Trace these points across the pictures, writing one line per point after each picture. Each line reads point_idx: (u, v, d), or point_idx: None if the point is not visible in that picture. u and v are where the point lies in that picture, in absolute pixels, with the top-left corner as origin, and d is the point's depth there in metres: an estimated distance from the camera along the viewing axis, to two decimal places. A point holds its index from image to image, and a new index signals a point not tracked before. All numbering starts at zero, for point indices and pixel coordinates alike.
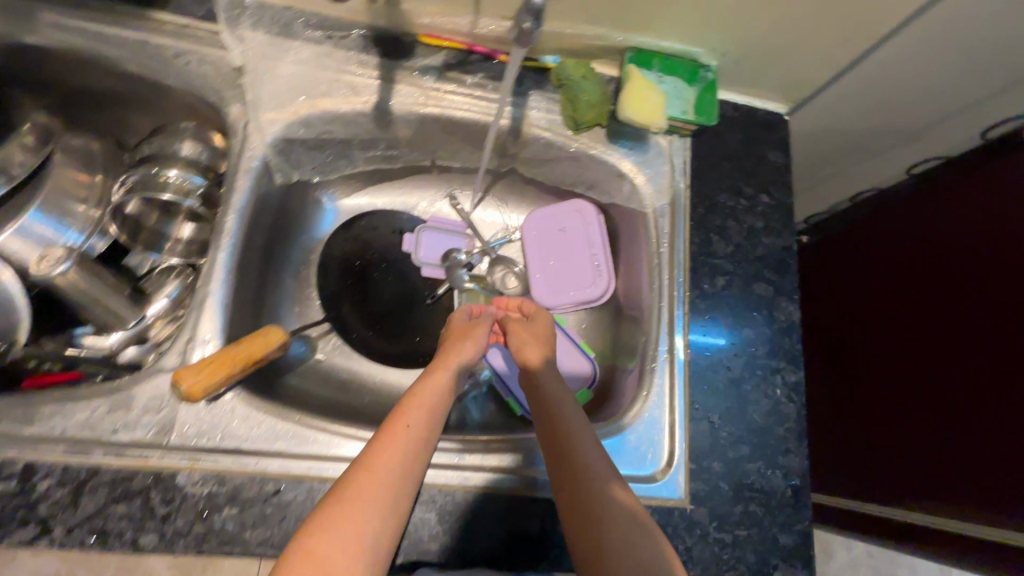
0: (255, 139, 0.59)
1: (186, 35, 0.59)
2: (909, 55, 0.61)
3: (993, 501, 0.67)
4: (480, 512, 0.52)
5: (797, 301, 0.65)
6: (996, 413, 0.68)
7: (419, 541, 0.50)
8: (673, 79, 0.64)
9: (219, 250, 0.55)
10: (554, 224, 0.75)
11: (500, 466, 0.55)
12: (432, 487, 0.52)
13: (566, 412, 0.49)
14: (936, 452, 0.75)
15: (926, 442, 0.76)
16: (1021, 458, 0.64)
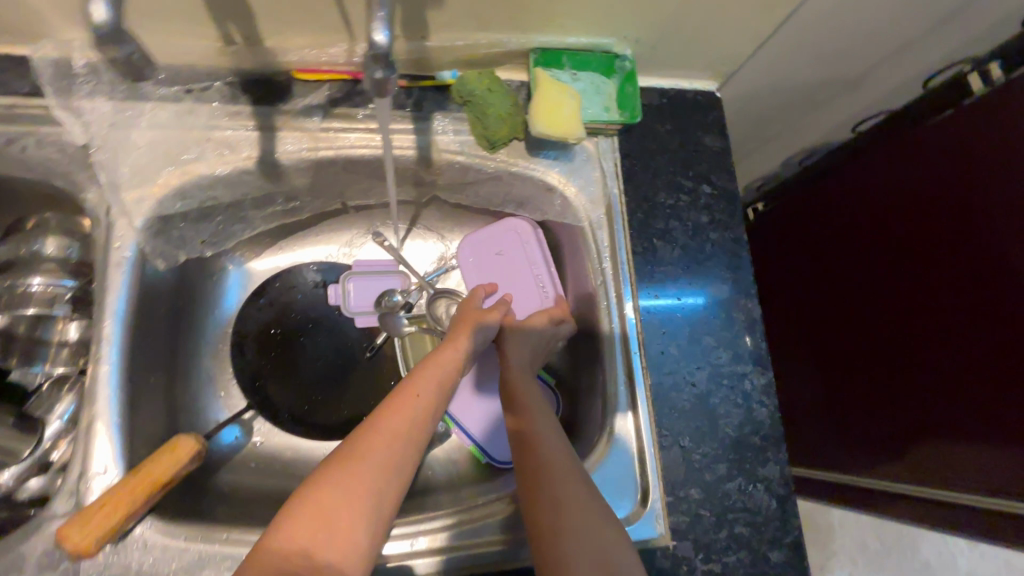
0: (121, 225, 0.51)
1: (13, 117, 0.50)
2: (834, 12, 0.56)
3: (980, 463, 0.65)
4: None
5: (755, 296, 0.60)
6: (973, 377, 0.66)
7: None
8: (588, 74, 0.58)
9: (101, 363, 0.48)
10: (491, 246, 0.68)
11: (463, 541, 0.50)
12: None
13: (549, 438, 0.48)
14: (922, 419, 0.73)
15: (909, 409, 0.75)
16: (1006, 414, 0.62)
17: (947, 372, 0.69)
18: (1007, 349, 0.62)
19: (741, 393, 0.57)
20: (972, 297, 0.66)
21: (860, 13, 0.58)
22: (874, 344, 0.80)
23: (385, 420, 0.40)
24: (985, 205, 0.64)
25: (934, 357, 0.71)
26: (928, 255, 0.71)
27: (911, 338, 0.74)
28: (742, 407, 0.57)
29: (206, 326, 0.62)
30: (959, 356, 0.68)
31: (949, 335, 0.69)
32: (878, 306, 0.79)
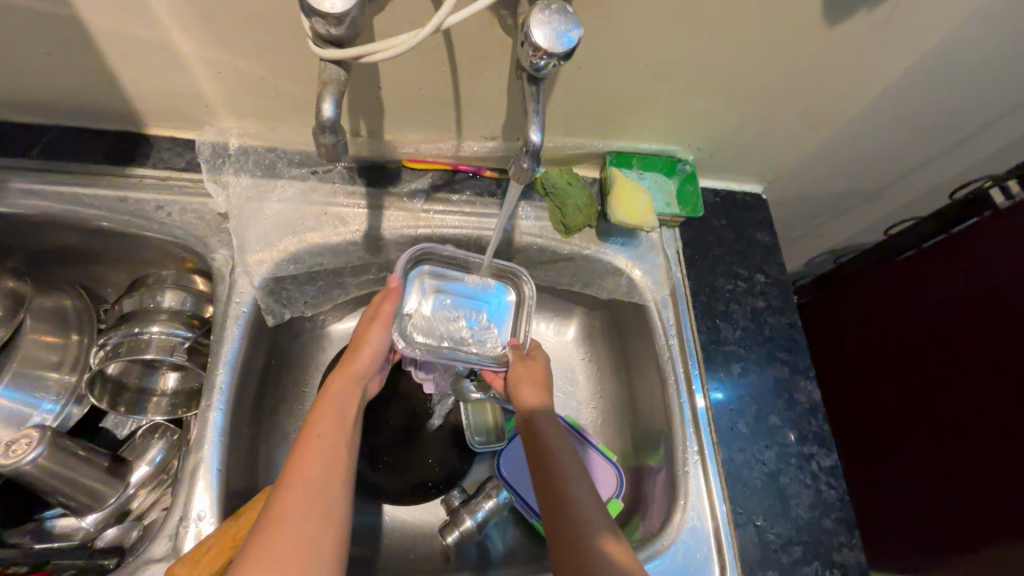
0: (242, 284, 0.56)
1: (168, 187, 0.58)
2: (865, 130, 0.66)
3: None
4: None
5: (814, 379, 0.63)
6: (1011, 472, 0.69)
7: None
8: (652, 175, 0.67)
9: (210, 409, 0.51)
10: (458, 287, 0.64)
11: None
12: None
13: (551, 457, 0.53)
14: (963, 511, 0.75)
15: (944, 498, 0.78)
16: None
17: (1002, 463, 0.70)
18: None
19: (809, 473, 0.58)
20: (1014, 388, 0.69)
21: (885, 135, 0.68)
22: (921, 434, 0.81)
23: (301, 454, 0.45)
24: (1012, 302, 0.69)
25: (984, 447, 0.72)
26: (962, 348, 0.75)
27: (958, 429, 0.76)
28: (811, 488, 0.58)
29: (288, 383, 0.65)
30: (990, 447, 0.72)
31: (997, 425, 0.71)
32: (920, 395, 0.81)
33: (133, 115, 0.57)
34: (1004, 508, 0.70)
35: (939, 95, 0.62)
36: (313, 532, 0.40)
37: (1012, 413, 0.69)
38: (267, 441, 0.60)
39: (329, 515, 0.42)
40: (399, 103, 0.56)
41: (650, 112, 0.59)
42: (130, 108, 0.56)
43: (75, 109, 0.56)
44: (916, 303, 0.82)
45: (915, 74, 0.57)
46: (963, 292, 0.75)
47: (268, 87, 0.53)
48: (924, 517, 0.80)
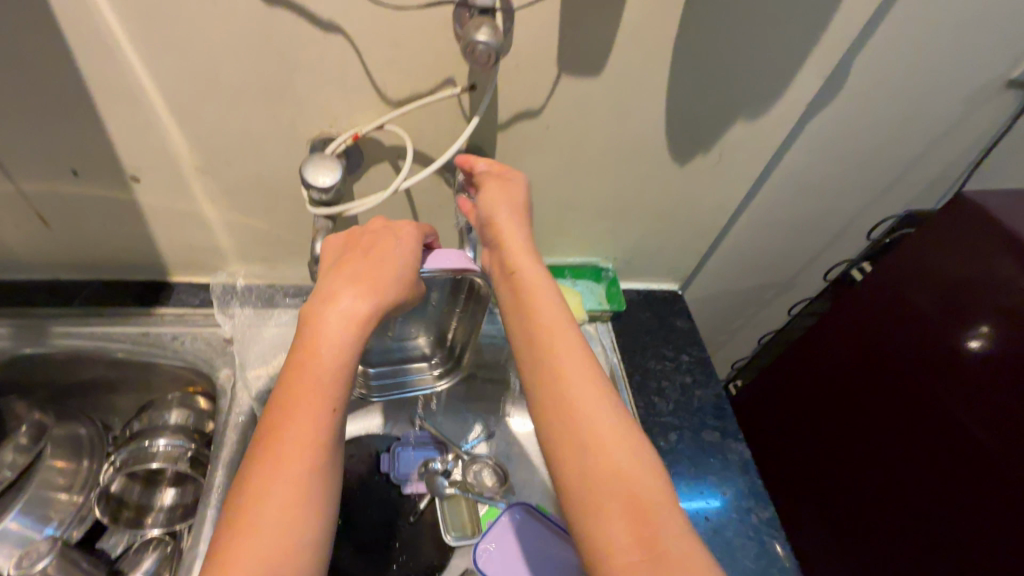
0: (241, 396, 0.66)
1: (183, 321, 0.71)
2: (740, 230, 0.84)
3: None
4: None
5: (743, 440, 0.72)
6: (941, 514, 0.74)
7: None
8: (583, 282, 0.83)
9: (208, 506, 0.58)
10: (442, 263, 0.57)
11: None
12: None
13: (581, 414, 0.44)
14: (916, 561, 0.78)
15: (899, 553, 0.81)
16: (974, 549, 0.70)
17: (932, 513, 0.76)
18: (961, 477, 0.72)
19: (750, 526, 0.65)
20: (920, 438, 0.77)
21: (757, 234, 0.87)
22: (864, 495, 0.86)
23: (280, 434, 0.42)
24: (902, 357, 0.80)
25: (913, 498, 0.78)
26: (877, 403, 0.84)
27: (891, 483, 0.82)
28: (754, 540, 0.64)
29: None
30: (921, 493, 0.77)
31: (918, 476, 0.77)
32: (856, 458, 0.88)
33: (161, 266, 0.71)
34: (945, 553, 0.74)
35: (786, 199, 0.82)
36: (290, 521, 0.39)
37: (928, 456, 0.76)
38: None
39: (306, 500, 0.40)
40: None
41: (570, 234, 0.77)
42: (159, 262, 0.70)
43: (115, 266, 0.70)
44: (830, 371, 0.93)
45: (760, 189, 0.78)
46: (863, 353, 0.87)
47: (271, 238, 0.69)
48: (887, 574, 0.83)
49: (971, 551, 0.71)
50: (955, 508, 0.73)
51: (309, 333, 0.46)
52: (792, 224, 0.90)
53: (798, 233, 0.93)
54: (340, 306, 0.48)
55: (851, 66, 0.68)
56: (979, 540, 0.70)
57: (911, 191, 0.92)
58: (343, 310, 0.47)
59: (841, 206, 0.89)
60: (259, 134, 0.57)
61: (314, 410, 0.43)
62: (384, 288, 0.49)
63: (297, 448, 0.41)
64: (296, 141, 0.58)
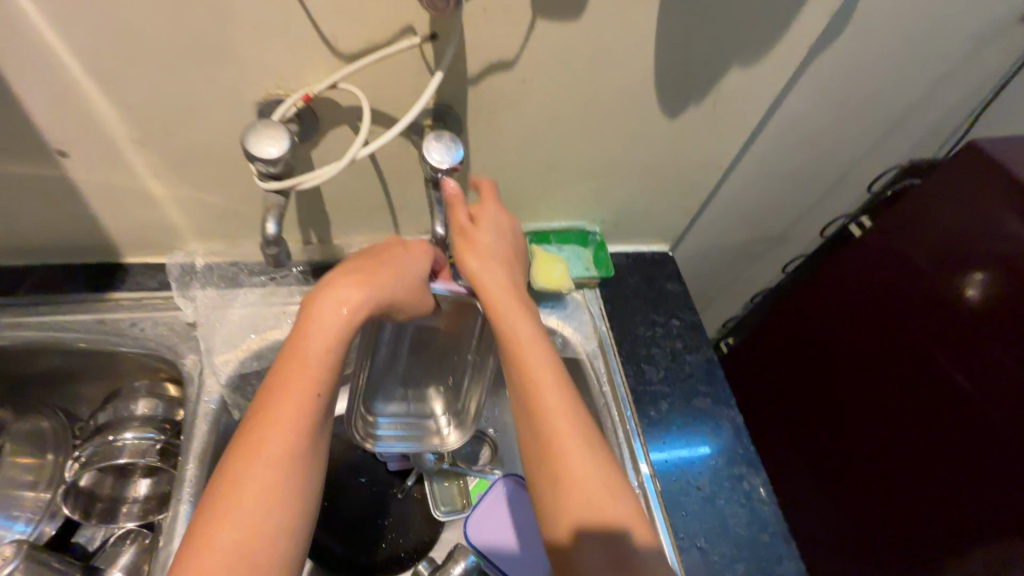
0: (210, 383, 0.63)
1: (142, 306, 0.65)
2: None
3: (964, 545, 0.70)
4: None
5: (734, 406, 0.71)
6: (925, 462, 0.74)
7: None
8: (569, 247, 0.78)
9: (180, 501, 0.56)
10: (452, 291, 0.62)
11: None
12: None
13: (552, 412, 0.49)
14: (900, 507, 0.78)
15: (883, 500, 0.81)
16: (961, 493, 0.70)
17: (914, 469, 0.75)
18: (947, 428, 0.71)
19: (742, 492, 0.64)
20: (909, 396, 0.76)
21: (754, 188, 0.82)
22: (849, 446, 0.86)
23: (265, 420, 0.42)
24: (894, 312, 0.78)
25: (896, 449, 0.78)
26: (865, 357, 0.83)
27: (876, 435, 0.81)
28: (745, 506, 0.63)
29: None
30: (905, 443, 0.77)
31: (904, 426, 0.77)
32: (843, 415, 0.87)
33: (109, 247, 0.65)
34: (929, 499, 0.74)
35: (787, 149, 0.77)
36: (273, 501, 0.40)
37: (915, 407, 0.75)
38: None
39: (287, 484, 0.41)
40: (341, 213, 0.67)
41: (553, 196, 0.72)
42: (107, 243, 0.65)
43: (59, 249, 0.64)
44: (821, 329, 0.91)
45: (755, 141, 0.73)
46: (854, 308, 0.84)
47: (227, 212, 0.63)
48: (870, 521, 0.83)
49: (953, 505, 0.71)
50: (939, 455, 0.72)
51: (301, 327, 0.47)
52: (787, 177, 0.85)
53: (794, 186, 0.88)
54: (335, 297, 0.48)
55: (858, 1, 0.62)
56: (963, 494, 0.70)
57: (913, 137, 0.87)
58: (338, 301, 0.47)
59: (840, 156, 0.84)
60: (197, 99, 0.50)
61: (300, 398, 0.44)
62: (383, 288, 0.50)
63: (279, 437, 0.42)
64: (241, 105, 0.51)
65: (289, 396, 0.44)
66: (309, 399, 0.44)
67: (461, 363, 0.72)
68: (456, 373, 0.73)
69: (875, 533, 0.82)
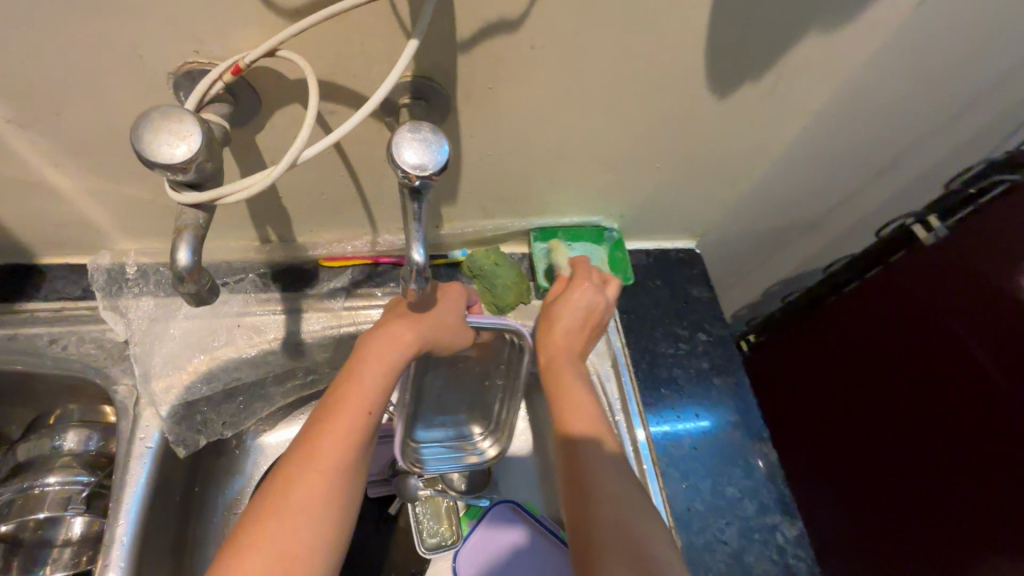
0: (148, 416, 0.52)
1: (61, 319, 0.54)
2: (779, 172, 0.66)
3: None
4: None
5: (768, 440, 0.61)
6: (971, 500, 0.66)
7: None
8: (582, 244, 0.66)
9: (108, 569, 0.46)
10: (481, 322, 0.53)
11: None
12: None
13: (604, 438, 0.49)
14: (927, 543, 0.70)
15: (908, 533, 0.73)
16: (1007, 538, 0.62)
17: (952, 506, 0.68)
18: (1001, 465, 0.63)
19: (775, 547, 0.55)
20: (953, 426, 0.67)
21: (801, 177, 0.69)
22: (878, 470, 0.77)
23: (315, 436, 0.42)
24: (949, 328, 0.68)
25: (933, 481, 0.69)
26: (907, 376, 0.73)
27: (909, 463, 0.73)
28: (779, 564, 0.54)
29: (217, 509, 0.60)
30: (946, 475, 0.68)
31: (947, 458, 0.68)
32: (873, 436, 0.78)
33: (18, 246, 0.53)
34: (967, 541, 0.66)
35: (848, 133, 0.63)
36: (312, 516, 0.39)
37: (963, 437, 0.66)
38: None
39: (329, 498, 0.40)
40: (303, 208, 0.54)
41: (565, 188, 0.59)
42: (12, 243, 0.52)
43: None
44: (858, 338, 0.81)
45: (813, 125, 0.59)
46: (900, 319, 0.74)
47: (159, 208, 0.51)
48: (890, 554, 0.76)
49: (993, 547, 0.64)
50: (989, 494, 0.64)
51: (359, 351, 0.46)
52: (841, 163, 0.72)
53: (845, 173, 0.75)
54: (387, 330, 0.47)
55: None
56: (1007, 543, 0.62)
57: (992, 116, 0.73)
58: (392, 331, 0.47)
59: (907, 139, 0.71)
60: (88, 68, 0.37)
61: (351, 418, 0.43)
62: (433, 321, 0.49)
63: (327, 453, 0.41)
64: (151, 78, 0.38)
65: (342, 413, 0.43)
66: (360, 422, 0.43)
67: (492, 389, 0.61)
68: (486, 400, 0.62)
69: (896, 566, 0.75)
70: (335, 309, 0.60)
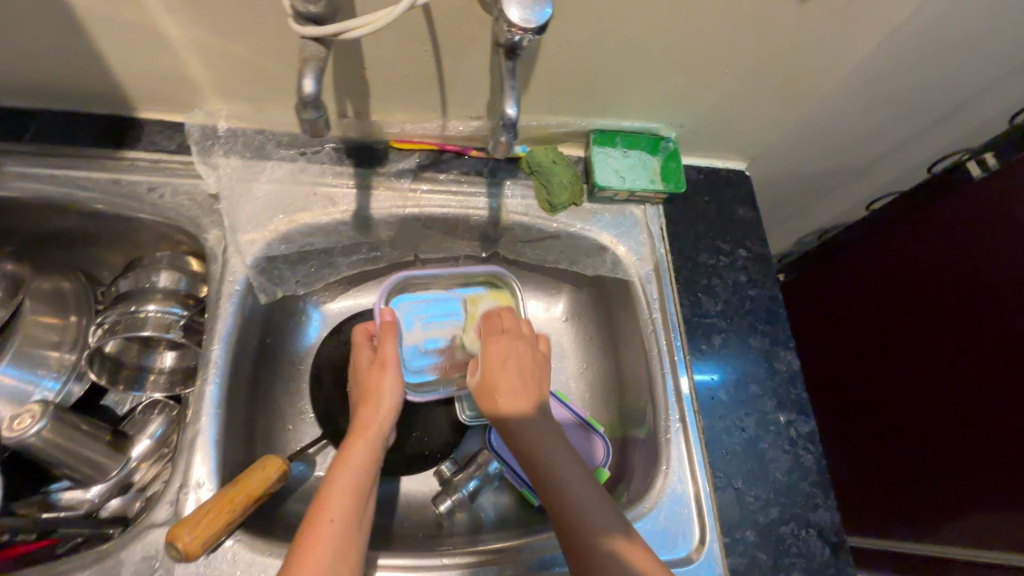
0: (235, 262, 0.58)
1: (159, 169, 0.59)
2: (844, 95, 0.67)
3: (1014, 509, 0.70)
4: None
5: (793, 348, 0.65)
6: (987, 424, 0.71)
7: None
8: (636, 152, 0.69)
9: (207, 382, 0.53)
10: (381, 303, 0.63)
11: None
12: None
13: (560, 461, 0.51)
14: (945, 462, 0.78)
15: (928, 455, 0.80)
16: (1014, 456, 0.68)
17: (970, 429, 0.74)
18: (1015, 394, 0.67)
19: (788, 438, 0.60)
20: (978, 358, 0.72)
21: (865, 104, 0.70)
22: (902, 400, 0.83)
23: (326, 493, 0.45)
24: (986, 266, 0.70)
25: (955, 407, 0.75)
26: (941, 311, 0.76)
27: (932, 392, 0.78)
28: (789, 453, 0.60)
29: (286, 361, 0.67)
30: (967, 402, 0.74)
31: (970, 387, 0.73)
32: (898, 371, 0.83)
33: (123, 98, 0.58)
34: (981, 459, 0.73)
35: (921, 58, 0.63)
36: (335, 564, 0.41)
37: (985, 369, 0.71)
38: (265, 413, 0.62)
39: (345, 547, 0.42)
40: (383, 84, 0.57)
41: (631, 88, 0.61)
42: (119, 93, 0.57)
43: (66, 94, 0.56)
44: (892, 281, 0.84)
45: (888, 44, 0.60)
46: (942, 258, 0.76)
47: (255, 69, 0.54)
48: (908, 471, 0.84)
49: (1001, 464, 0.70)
50: (1001, 419, 0.70)
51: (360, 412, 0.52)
52: (909, 100, 0.71)
53: (909, 112, 0.74)
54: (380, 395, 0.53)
55: None
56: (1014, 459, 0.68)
57: None
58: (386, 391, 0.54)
59: (976, 77, 0.70)
60: None
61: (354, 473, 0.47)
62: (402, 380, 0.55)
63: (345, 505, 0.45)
64: None
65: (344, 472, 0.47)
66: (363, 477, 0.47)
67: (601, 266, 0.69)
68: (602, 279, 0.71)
69: (914, 485, 0.83)
70: (405, 191, 0.64)
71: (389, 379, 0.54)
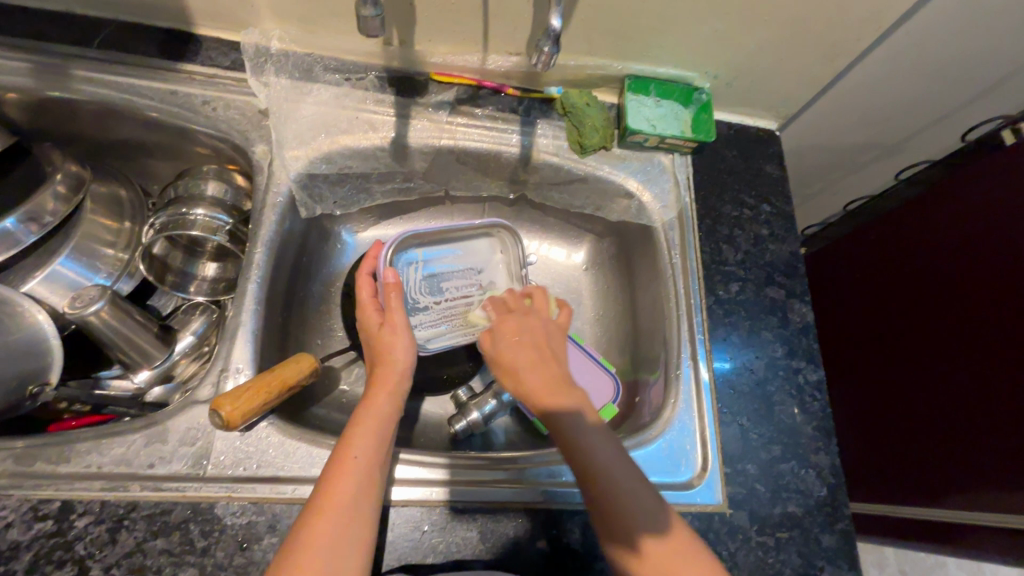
0: (279, 175, 0.61)
1: (214, 84, 0.63)
2: (882, 56, 0.67)
3: (1002, 477, 0.70)
4: (505, 521, 0.52)
5: (808, 302, 0.66)
6: (1000, 393, 0.71)
7: (456, 538, 0.51)
8: (668, 103, 0.69)
9: (249, 281, 0.57)
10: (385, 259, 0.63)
11: (519, 483, 0.54)
12: (461, 494, 0.52)
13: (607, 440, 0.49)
14: (948, 432, 0.78)
15: (934, 426, 0.80)
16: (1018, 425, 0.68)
17: (982, 399, 0.74)
18: None
19: (795, 385, 0.62)
20: (1002, 328, 0.72)
21: (905, 69, 0.69)
22: (919, 372, 0.84)
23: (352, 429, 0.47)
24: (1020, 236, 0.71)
25: (971, 377, 0.76)
26: (976, 283, 0.77)
27: (952, 362, 0.79)
28: (795, 398, 0.62)
29: (319, 280, 0.71)
30: (982, 373, 0.74)
31: (989, 357, 0.73)
32: (919, 344, 0.84)
33: (184, 12, 0.61)
34: (988, 429, 0.73)
35: (965, 23, 0.63)
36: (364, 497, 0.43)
37: (1007, 338, 0.71)
38: (297, 324, 0.66)
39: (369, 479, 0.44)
40: (429, 14, 0.59)
41: (670, 34, 0.62)
42: (182, 6, 0.60)
43: (132, 4, 0.60)
44: (925, 254, 0.85)
45: None
46: (983, 230, 0.77)
47: None
48: (906, 442, 0.84)
49: (1006, 433, 0.70)
50: (1011, 388, 0.70)
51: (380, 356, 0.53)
52: (952, 70, 0.71)
53: (951, 84, 0.73)
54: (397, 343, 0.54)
55: None
56: (1019, 427, 0.68)
57: None
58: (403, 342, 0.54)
59: None
60: None
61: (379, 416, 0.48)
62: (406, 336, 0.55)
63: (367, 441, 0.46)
64: None
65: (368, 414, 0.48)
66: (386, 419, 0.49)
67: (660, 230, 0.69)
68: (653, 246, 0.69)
69: (906, 455, 0.84)
70: (441, 122, 0.66)
71: (399, 341, 0.54)
